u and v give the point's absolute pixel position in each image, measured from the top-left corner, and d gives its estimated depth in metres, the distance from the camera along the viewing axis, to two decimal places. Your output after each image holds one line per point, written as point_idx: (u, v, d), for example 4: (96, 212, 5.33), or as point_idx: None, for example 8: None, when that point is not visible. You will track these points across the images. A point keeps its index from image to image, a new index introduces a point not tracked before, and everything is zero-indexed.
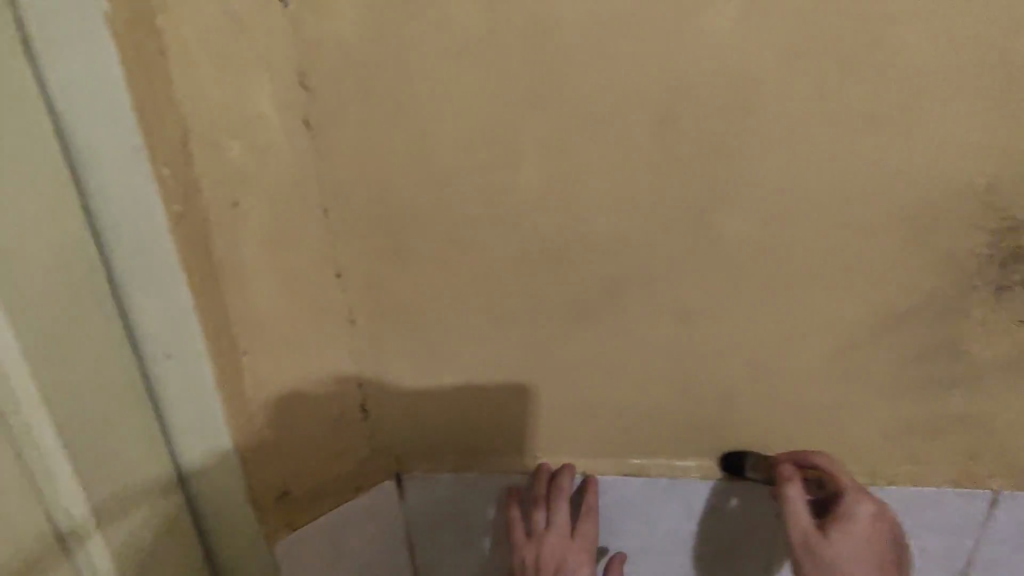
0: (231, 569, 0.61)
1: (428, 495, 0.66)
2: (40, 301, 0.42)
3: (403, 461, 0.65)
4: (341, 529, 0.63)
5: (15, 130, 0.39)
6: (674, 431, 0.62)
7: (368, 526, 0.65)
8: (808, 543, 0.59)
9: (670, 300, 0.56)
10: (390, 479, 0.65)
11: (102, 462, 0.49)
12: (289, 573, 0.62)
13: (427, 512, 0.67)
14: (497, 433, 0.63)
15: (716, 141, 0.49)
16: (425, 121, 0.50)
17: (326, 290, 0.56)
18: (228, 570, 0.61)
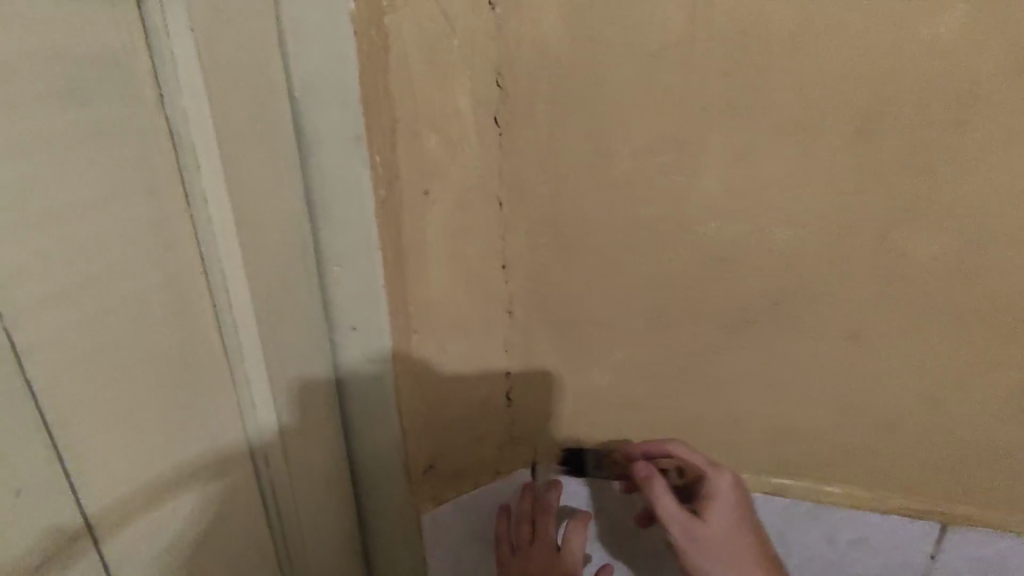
0: (379, 529, 0.65)
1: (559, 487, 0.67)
2: (270, 273, 0.46)
3: (540, 451, 0.66)
4: (477, 508, 0.66)
5: (268, 115, 0.44)
6: (822, 454, 0.60)
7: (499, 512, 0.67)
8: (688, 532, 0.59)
9: (839, 319, 0.54)
10: (525, 468, 0.66)
11: (297, 427, 0.52)
12: (429, 543, 0.65)
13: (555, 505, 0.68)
14: (636, 434, 0.64)
15: (909, 159, 0.48)
16: (610, 123, 0.51)
17: (491, 279, 0.59)
18: (377, 530, 0.65)
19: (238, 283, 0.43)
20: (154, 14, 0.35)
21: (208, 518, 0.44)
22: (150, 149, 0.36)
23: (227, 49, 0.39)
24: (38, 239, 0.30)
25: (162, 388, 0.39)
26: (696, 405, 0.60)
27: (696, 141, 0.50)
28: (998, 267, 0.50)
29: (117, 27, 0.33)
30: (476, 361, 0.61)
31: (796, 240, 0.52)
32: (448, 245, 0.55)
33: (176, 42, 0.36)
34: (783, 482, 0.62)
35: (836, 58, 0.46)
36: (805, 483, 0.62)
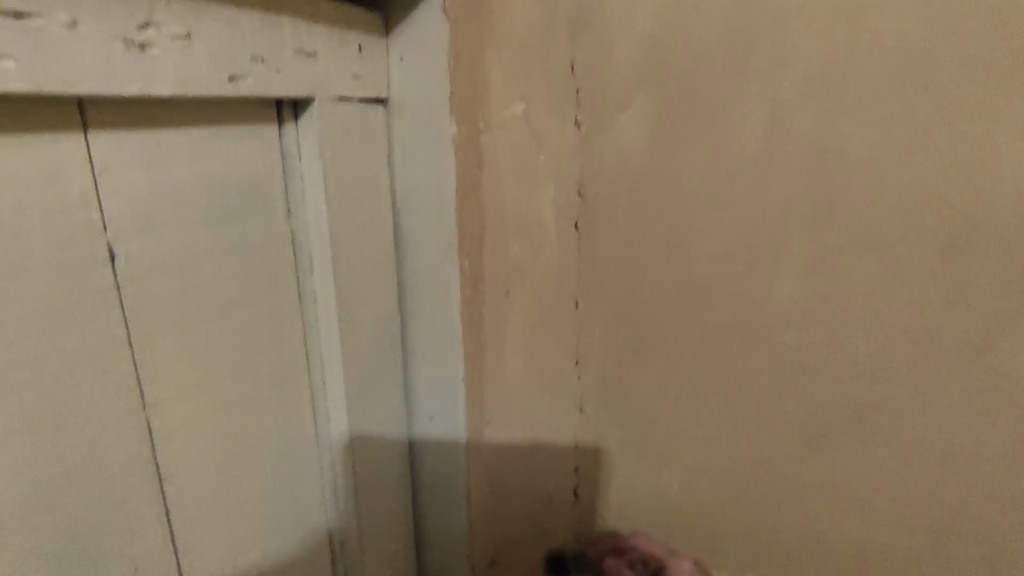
0: None
1: None
2: (363, 364, 0.49)
3: None
4: None
5: (374, 222, 0.49)
6: None
7: None
8: None
9: (931, 437, 0.51)
10: None
11: (372, 515, 0.53)
12: None
13: None
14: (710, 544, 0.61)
15: (1003, 276, 0.47)
16: (686, 234, 0.53)
17: (565, 374, 0.60)
18: None
19: (333, 380, 0.47)
20: (291, 148, 0.41)
21: None
22: (276, 262, 0.41)
23: (346, 171, 0.45)
24: (181, 341, 0.35)
25: (259, 479, 0.42)
26: (773, 518, 0.58)
27: (775, 253, 0.52)
28: None
29: (264, 158, 0.39)
30: (547, 457, 0.61)
31: (880, 356, 0.51)
32: (527, 344, 0.58)
33: (305, 167, 0.42)
34: None
35: (916, 177, 0.47)
36: None
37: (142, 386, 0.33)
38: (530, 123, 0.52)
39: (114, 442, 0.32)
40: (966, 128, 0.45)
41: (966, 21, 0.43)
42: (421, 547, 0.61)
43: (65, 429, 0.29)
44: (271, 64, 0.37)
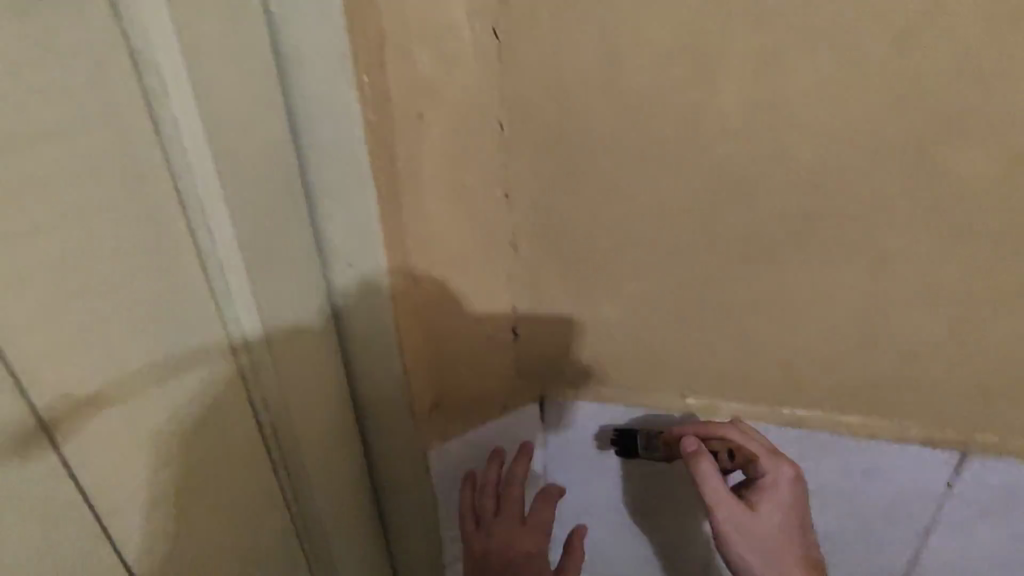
0: (386, 467, 0.64)
1: (569, 420, 0.66)
2: (256, 207, 0.42)
3: (547, 388, 0.64)
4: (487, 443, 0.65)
5: (241, 28, 0.39)
6: (835, 381, 0.58)
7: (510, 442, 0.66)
8: (736, 523, 0.60)
9: (863, 242, 0.50)
10: (534, 403, 0.65)
11: (295, 367, 0.50)
12: (436, 479, 0.65)
13: (565, 433, 0.68)
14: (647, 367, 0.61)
15: (968, 62, 0.41)
16: (625, 36, 0.44)
17: (494, 211, 0.54)
18: (382, 468, 0.65)
19: (218, 227, 0.40)
20: None
21: (207, 443, 0.45)
22: (107, 78, 0.33)
23: None
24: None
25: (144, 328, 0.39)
26: (707, 336, 0.58)
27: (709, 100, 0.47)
28: None
29: None
30: (479, 298, 0.58)
31: (825, 163, 0.47)
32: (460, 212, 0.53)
33: None
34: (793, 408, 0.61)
35: None
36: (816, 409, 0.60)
37: None
38: None
39: None
40: None
41: None
42: (359, 403, 0.59)
43: None
44: None
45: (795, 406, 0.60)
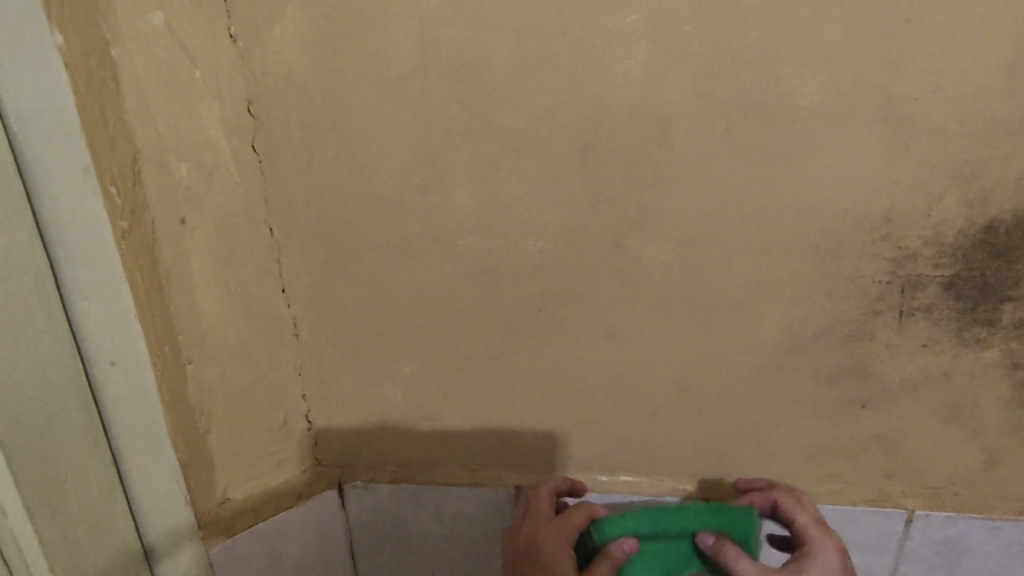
0: None
1: None
2: (96, 344, 0.52)
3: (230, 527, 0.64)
4: (273, 561, 0.67)
5: (87, 227, 0.49)
6: (365, 423, 0.66)
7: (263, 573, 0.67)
8: None
9: (370, 329, 0.62)
10: None
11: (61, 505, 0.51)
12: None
13: None
14: (285, 541, 0.67)
15: (355, 178, 0.56)
16: (281, 219, 0.57)
17: (273, 302, 0.60)
18: None
19: (94, 281, 0.50)
20: (49, 61, 0.44)
21: (192, 450, 0.59)
22: (92, 226, 0.49)
23: (74, 136, 0.46)
24: (83, 254, 0.49)
25: (112, 294, 0.51)
26: (347, 393, 0.65)
27: (492, 295, 0.60)
28: (395, 337, 0.63)
29: (83, 180, 0.47)
30: (244, 417, 0.63)
31: (369, 304, 0.61)
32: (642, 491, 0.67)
33: (19, 127, 0.44)
34: (365, 402, 0.66)
35: (294, 230, 0.58)
36: (372, 419, 0.66)
37: (40, 194, 0.46)
38: (211, 86, 0.52)
39: (74, 214, 0.48)
40: (240, 134, 0.54)
41: (288, 144, 0.55)
42: None
43: (87, 216, 0.48)
44: (66, 169, 0.46)
45: (354, 392, 0.65)
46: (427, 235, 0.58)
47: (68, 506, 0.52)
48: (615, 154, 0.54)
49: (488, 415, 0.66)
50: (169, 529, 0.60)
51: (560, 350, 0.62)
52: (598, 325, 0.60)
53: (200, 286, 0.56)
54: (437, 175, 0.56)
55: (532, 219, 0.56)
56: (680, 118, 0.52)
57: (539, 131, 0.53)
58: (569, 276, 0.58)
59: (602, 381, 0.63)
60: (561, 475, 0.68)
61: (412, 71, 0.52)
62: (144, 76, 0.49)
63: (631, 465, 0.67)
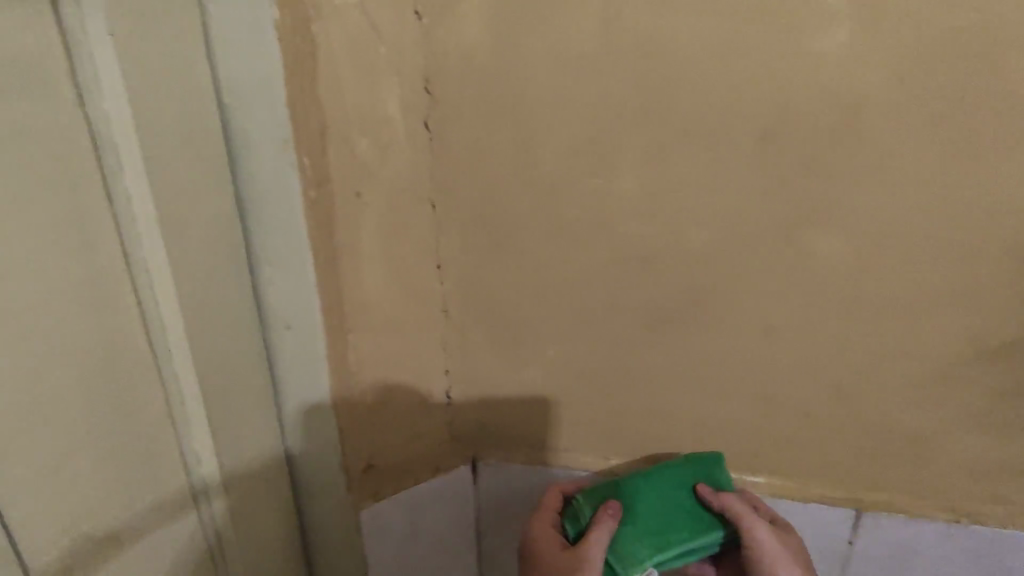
0: (316, 521, 0.68)
1: (348, 554, 0.70)
2: (277, 306, 0.56)
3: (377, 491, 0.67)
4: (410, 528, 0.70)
5: (280, 196, 0.52)
6: (505, 404, 0.67)
7: (401, 540, 0.70)
8: None
9: (520, 311, 0.62)
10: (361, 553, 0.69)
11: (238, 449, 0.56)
12: (365, 541, 0.68)
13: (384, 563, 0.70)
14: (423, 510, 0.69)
15: (522, 158, 0.55)
16: (446, 197, 0.58)
17: (427, 279, 0.61)
18: (311, 524, 0.68)
19: (281, 248, 0.54)
20: (263, 37, 0.46)
21: (347, 413, 0.63)
22: (285, 195, 0.52)
23: (277, 110, 0.49)
24: (275, 222, 0.53)
25: (296, 261, 0.54)
26: (489, 374, 0.66)
27: (649, 283, 0.58)
28: (544, 321, 0.62)
29: (282, 151, 0.50)
30: (393, 388, 0.65)
31: (521, 287, 0.61)
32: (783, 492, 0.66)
33: (230, 99, 0.48)
34: (507, 384, 0.66)
35: (457, 208, 0.58)
36: (511, 400, 0.67)
37: (243, 162, 0.50)
38: (393, 64, 0.53)
39: (271, 183, 0.51)
40: (415, 112, 0.55)
41: (461, 123, 0.55)
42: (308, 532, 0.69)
43: (283, 187, 0.51)
44: (268, 140, 0.50)
45: (498, 374, 0.65)
46: (588, 220, 0.57)
47: (244, 452, 0.58)
48: (800, 141, 0.51)
49: (627, 405, 0.65)
50: (319, 479, 0.65)
51: (714, 344, 0.60)
52: (758, 320, 0.58)
53: (366, 259, 0.59)
54: (606, 159, 0.54)
55: (700, 207, 0.55)
56: (876, 107, 0.49)
57: (719, 115, 0.52)
58: (734, 267, 0.57)
59: (755, 377, 0.61)
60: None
61: (592, 50, 0.51)
62: (337, 52, 0.51)
63: (771, 465, 0.65)
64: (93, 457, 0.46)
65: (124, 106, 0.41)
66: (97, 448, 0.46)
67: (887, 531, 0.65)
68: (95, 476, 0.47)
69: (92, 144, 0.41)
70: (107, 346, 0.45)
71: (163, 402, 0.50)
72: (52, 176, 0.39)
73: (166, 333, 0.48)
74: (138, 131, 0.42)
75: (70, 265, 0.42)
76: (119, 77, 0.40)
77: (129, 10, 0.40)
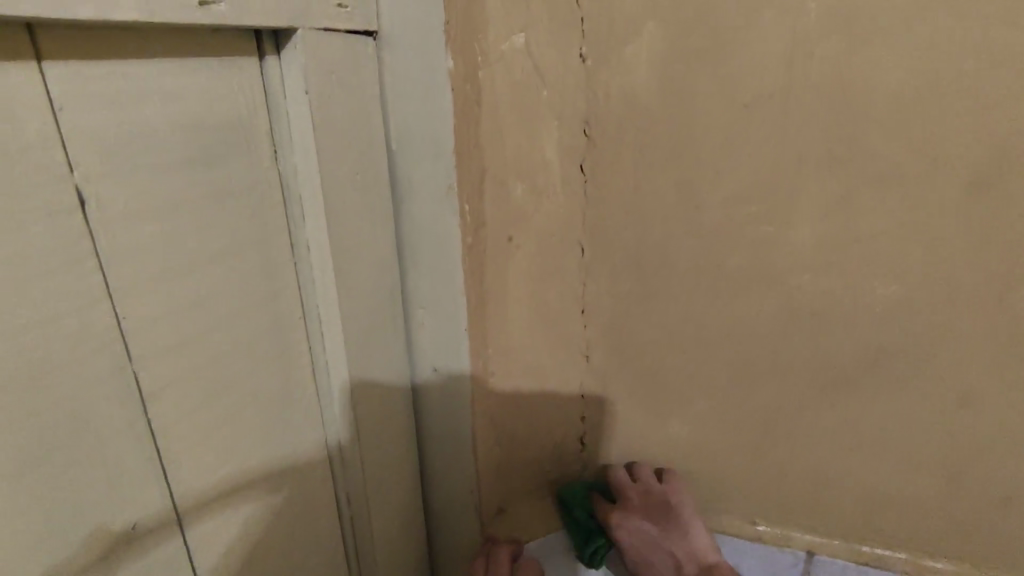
0: (446, 563, 0.67)
1: None
2: (427, 348, 0.56)
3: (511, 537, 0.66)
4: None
5: (439, 241, 0.51)
6: (645, 457, 0.63)
7: None
8: None
9: (670, 361, 0.58)
10: None
11: (384, 493, 0.56)
12: None
13: None
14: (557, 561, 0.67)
15: (685, 203, 0.52)
16: (597, 239, 0.56)
17: (572, 324, 0.59)
18: (440, 565, 0.68)
19: (436, 292, 0.53)
20: (438, 84, 0.47)
21: (486, 459, 0.61)
22: (444, 242, 0.51)
23: (443, 156, 0.49)
24: (432, 266, 0.53)
25: (450, 307, 0.54)
26: (630, 424, 0.62)
27: (822, 339, 0.53)
28: (696, 372, 0.58)
29: (445, 198, 0.50)
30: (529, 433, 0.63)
31: (671, 336, 0.57)
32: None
33: (398, 144, 0.49)
34: (648, 435, 0.62)
35: (608, 252, 0.56)
36: (652, 453, 0.63)
37: (405, 207, 0.51)
38: (554, 107, 0.52)
39: (431, 228, 0.51)
40: (572, 155, 0.53)
41: (619, 166, 0.53)
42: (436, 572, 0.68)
43: (443, 232, 0.51)
44: (432, 186, 0.50)
45: (640, 424, 0.62)
46: (755, 269, 0.53)
47: (389, 498, 0.57)
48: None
49: (784, 469, 0.59)
50: (451, 522, 0.64)
51: (895, 410, 0.54)
52: (952, 387, 0.51)
53: (513, 304, 0.57)
54: (780, 205, 0.50)
55: (891, 259, 0.49)
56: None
57: (920, 159, 0.46)
58: (927, 329, 0.50)
59: (945, 451, 0.54)
60: (863, 547, 0.60)
61: (773, 91, 0.47)
62: (502, 97, 0.50)
63: (958, 550, 0.57)
64: (277, 510, 0.45)
65: (314, 161, 0.41)
66: (276, 500, 0.45)
67: None
68: (275, 528, 0.45)
69: (283, 198, 0.42)
70: (284, 394, 0.45)
71: (323, 451, 0.49)
72: (252, 229, 0.40)
73: (333, 380, 0.48)
74: (323, 184, 0.42)
75: (263, 316, 0.41)
76: (311, 131, 0.41)
77: (324, 70, 0.41)
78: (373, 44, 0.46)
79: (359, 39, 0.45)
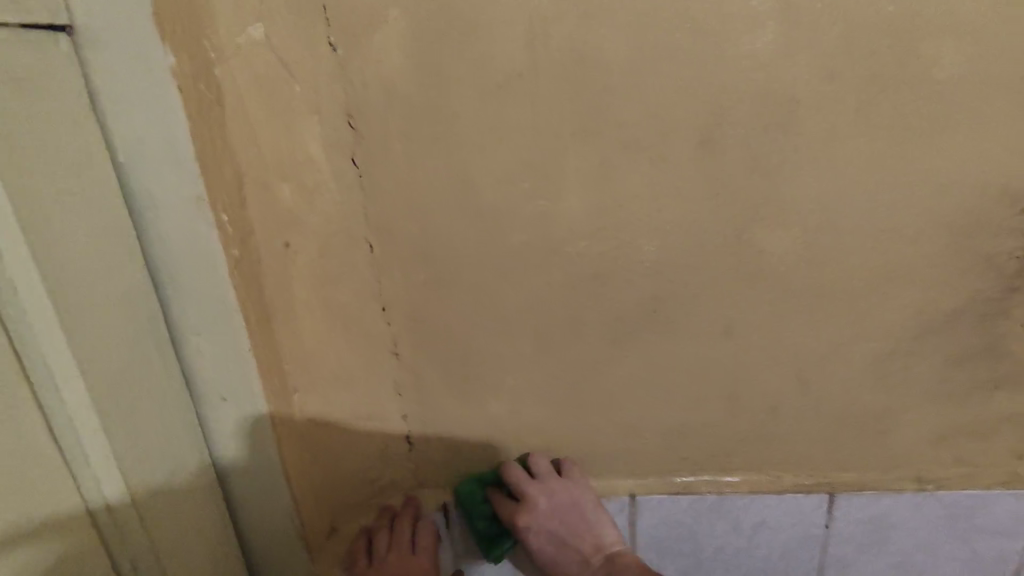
0: None
1: None
2: (210, 378, 0.51)
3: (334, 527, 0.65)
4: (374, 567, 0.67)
5: (198, 257, 0.46)
6: (470, 441, 0.64)
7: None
8: None
9: (477, 344, 0.59)
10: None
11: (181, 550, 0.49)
12: None
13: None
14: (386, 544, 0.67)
15: (461, 186, 0.53)
16: (382, 234, 0.54)
17: (372, 324, 0.57)
18: None
19: (208, 314, 0.48)
20: (162, 81, 0.41)
21: (302, 480, 0.57)
22: (205, 258, 0.46)
23: (184, 163, 0.43)
24: (197, 287, 0.47)
25: (228, 328, 0.49)
26: (449, 414, 0.62)
27: (605, 299, 0.57)
28: (503, 350, 0.59)
29: (197, 210, 0.45)
30: (345, 439, 0.61)
31: (472, 319, 0.58)
32: (758, 488, 0.66)
33: (124, 154, 0.43)
34: (470, 421, 0.62)
35: (396, 245, 0.55)
36: (477, 437, 0.63)
37: (150, 225, 0.45)
38: (310, 101, 0.49)
39: (187, 246, 0.46)
40: (340, 150, 0.51)
41: (390, 156, 0.51)
42: None
43: (202, 248, 0.46)
44: (178, 198, 0.44)
45: (461, 412, 0.62)
46: (537, 242, 0.55)
47: (191, 550, 0.51)
48: (741, 143, 0.51)
49: (596, 425, 0.63)
50: (275, 554, 0.59)
51: (676, 353, 0.59)
52: (716, 324, 0.58)
53: (301, 309, 0.55)
54: (547, 179, 0.52)
55: (650, 216, 0.54)
56: (810, 102, 0.50)
57: (657, 125, 0.51)
58: (687, 277, 0.56)
59: (717, 381, 0.61)
60: (674, 478, 0.66)
61: (522, 70, 0.49)
62: (247, 96, 0.47)
63: (743, 464, 0.65)
64: None
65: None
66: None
67: (864, 515, 0.67)
68: None
69: None
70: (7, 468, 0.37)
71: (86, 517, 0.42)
72: None
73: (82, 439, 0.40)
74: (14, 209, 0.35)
75: None
76: None
77: None
78: (68, 40, 0.40)
79: (42, 34, 0.38)
